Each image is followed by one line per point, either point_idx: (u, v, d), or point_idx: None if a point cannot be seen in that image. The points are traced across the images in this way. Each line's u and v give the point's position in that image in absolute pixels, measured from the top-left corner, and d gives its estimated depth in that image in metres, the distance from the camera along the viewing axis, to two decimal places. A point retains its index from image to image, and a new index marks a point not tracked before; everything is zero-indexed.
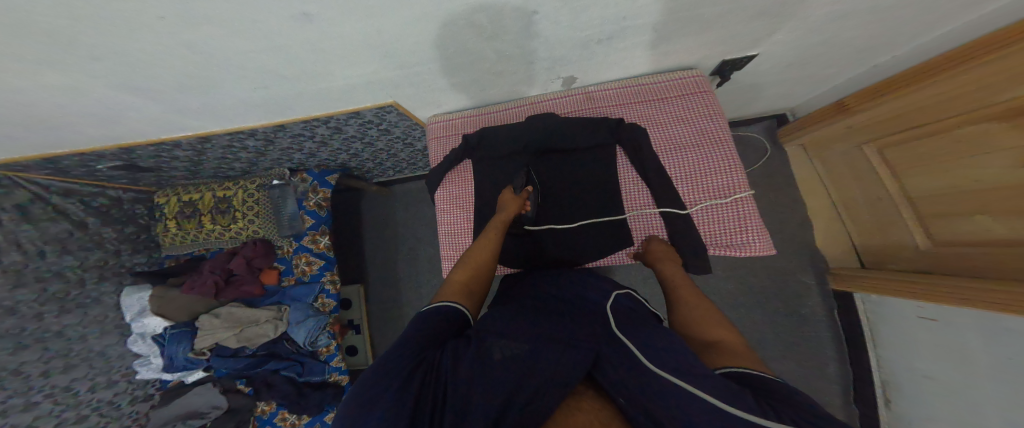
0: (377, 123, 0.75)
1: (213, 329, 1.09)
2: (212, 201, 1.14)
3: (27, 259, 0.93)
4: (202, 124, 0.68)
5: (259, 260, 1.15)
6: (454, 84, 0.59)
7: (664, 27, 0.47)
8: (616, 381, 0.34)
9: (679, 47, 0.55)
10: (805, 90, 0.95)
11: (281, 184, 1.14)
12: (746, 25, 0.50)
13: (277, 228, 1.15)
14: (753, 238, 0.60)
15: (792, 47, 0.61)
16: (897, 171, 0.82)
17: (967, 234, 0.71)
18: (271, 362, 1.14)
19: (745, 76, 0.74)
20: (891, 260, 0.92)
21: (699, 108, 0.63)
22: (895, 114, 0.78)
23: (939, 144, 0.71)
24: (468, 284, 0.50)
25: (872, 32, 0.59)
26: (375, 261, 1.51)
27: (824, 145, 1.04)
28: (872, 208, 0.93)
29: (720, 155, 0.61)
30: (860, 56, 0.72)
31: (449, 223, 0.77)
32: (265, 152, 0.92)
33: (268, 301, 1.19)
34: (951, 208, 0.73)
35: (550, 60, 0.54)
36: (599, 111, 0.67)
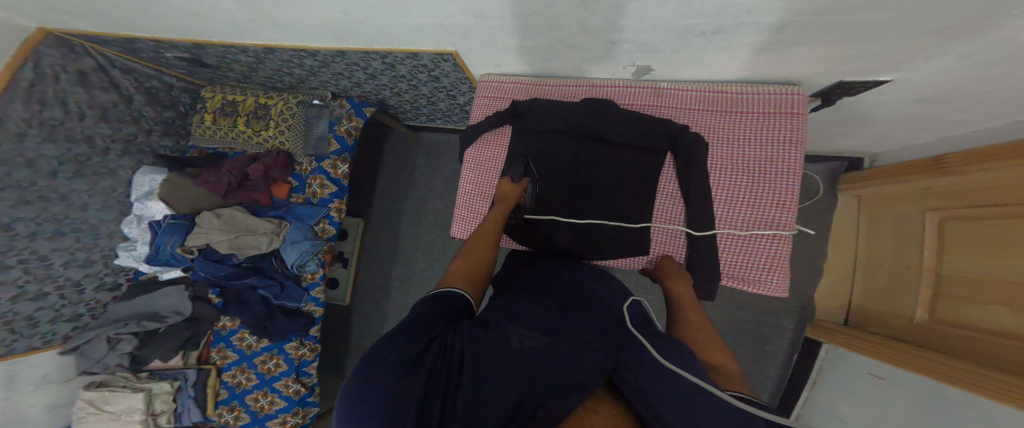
0: (431, 69, 0.72)
1: (210, 230, 1.11)
2: (252, 107, 1.15)
3: (67, 118, 0.98)
4: (276, 37, 0.67)
5: (276, 171, 1.17)
6: (522, 47, 0.55)
7: (786, 30, 0.42)
8: (635, 387, 0.30)
9: (791, 57, 0.49)
10: (894, 136, 0.86)
11: (320, 105, 1.15)
12: (888, 45, 0.43)
13: (303, 144, 1.17)
14: (774, 277, 0.58)
15: (911, 86, 0.54)
16: (943, 246, 0.75)
17: (959, 318, 0.68)
18: (251, 276, 1.17)
19: (858, 103, 0.65)
20: (875, 324, 0.91)
21: (777, 132, 0.57)
22: (972, 186, 0.69)
23: (989, 225, 0.63)
24: (470, 275, 0.49)
25: (1005, 94, 0.51)
26: (387, 203, 1.53)
27: (882, 202, 0.96)
28: (892, 274, 0.88)
29: (778, 187, 0.57)
30: (974, 115, 0.64)
31: (471, 185, 0.76)
32: (316, 72, 0.90)
33: (272, 213, 1.22)
34: (964, 291, 0.67)
35: (635, 44, 0.49)
36: (662, 111, 0.63)
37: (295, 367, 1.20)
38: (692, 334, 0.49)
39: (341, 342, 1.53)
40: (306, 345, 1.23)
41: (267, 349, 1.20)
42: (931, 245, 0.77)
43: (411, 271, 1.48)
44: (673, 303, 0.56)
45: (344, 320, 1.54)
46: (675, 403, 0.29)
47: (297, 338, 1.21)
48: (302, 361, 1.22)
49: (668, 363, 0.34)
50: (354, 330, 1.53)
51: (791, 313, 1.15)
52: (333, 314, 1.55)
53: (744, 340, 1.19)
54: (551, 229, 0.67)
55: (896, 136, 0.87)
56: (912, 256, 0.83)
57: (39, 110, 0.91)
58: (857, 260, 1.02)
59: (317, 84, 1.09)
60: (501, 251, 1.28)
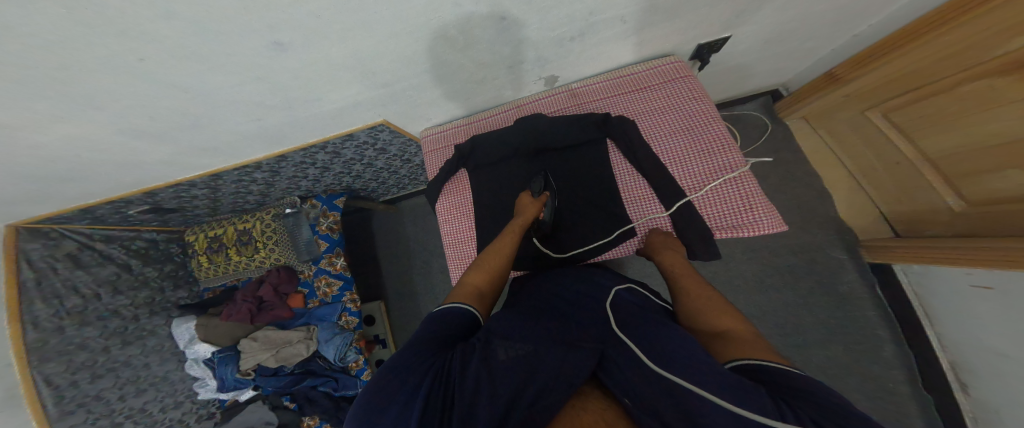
0: (372, 143, 0.77)
1: (253, 351, 1.12)
2: (236, 235, 1.18)
3: (86, 301, 0.99)
4: (211, 162, 0.71)
5: (286, 285, 1.19)
6: (441, 96, 0.60)
7: (635, 18, 0.48)
8: (623, 381, 0.33)
9: (655, 36, 0.56)
10: (795, 65, 0.95)
11: (294, 212, 1.18)
12: (712, 9, 0.50)
13: (296, 253, 1.18)
14: (760, 215, 0.58)
15: (767, 26, 0.61)
16: (908, 133, 0.82)
17: (996, 191, 0.68)
18: (307, 379, 1.15)
19: (726, 57, 0.73)
20: (927, 226, 0.87)
21: (682, 93, 0.63)
22: (887, 80, 0.79)
23: (945, 102, 0.70)
24: (479, 288, 0.51)
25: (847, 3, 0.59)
26: (391, 278, 1.53)
27: (828, 116, 1.04)
28: (892, 174, 0.92)
29: (710, 136, 0.61)
30: (837, 27, 0.73)
31: (452, 234, 0.76)
32: (273, 182, 0.95)
33: (298, 323, 1.21)
34: (977, 166, 0.70)
35: (538, 62, 0.55)
36: (584, 107, 0.68)
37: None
38: (688, 299, 0.49)
39: None
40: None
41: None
42: (896, 136, 0.84)
43: None
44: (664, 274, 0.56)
45: None
46: (664, 390, 0.30)
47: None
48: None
49: (662, 367, 0.33)
50: None
51: (835, 241, 1.09)
52: None
53: (804, 292, 1.09)
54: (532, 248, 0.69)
55: (806, 61, 0.94)
56: (893, 153, 0.88)
57: (59, 303, 0.93)
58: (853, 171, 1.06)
59: (282, 193, 1.14)
60: None
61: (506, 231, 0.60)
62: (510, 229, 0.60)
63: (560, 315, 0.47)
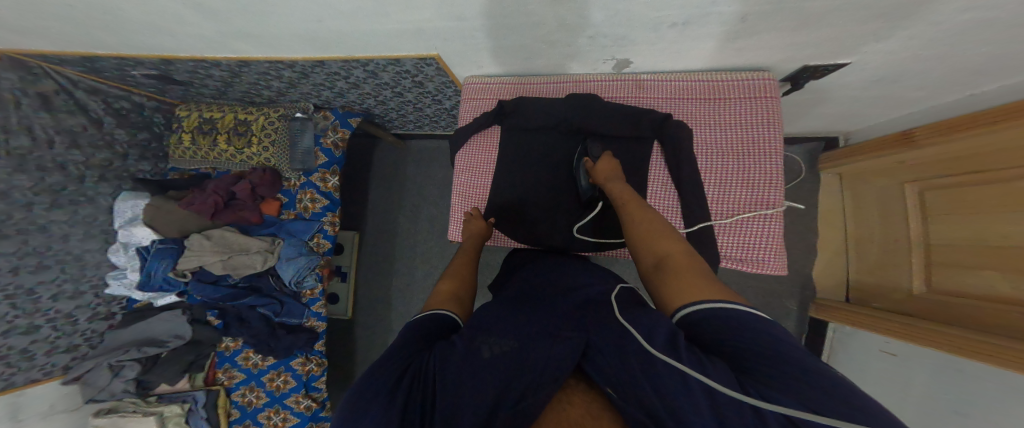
0: (414, 74, 0.72)
1: (201, 251, 1.07)
2: (231, 123, 1.10)
3: (35, 146, 0.93)
4: (246, 48, 0.66)
5: (264, 189, 1.11)
6: (506, 47, 0.56)
7: (752, 19, 0.43)
8: (606, 372, 0.33)
9: (760, 43, 0.50)
10: (872, 113, 0.89)
11: (304, 117, 1.11)
12: (850, 27, 0.44)
13: (289, 159, 1.12)
14: (770, 256, 0.60)
15: (884, 61, 0.55)
16: (928, 214, 0.83)
17: (969, 287, 0.73)
18: (248, 296, 1.14)
19: (823, 86, 0.68)
20: (875, 299, 0.98)
21: (756, 115, 0.59)
22: (956, 156, 0.76)
23: (980, 194, 0.70)
24: (456, 294, 0.52)
25: (977, 59, 0.53)
26: (376, 213, 1.52)
27: (865, 179, 1.02)
28: (883, 248, 0.96)
29: (761, 168, 0.59)
30: (942, 85, 0.67)
31: (463, 191, 0.75)
32: (294, 84, 0.89)
33: (265, 231, 1.18)
34: (962, 260, 0.74)
35: (611, 38, 0.50)
36: (647, 101, 0.64)
37: (304, 383, 1.20)
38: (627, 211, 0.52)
39: (349, 354, 1.53)
40: (312, 360, 1.21)
41: (274, 366, 1.18)
42: (915, 212, 0.86)
43: (412, 277, 1.47)
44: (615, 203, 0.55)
45: (351, 331, 1.54)
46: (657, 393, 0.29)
47: (303, 354, 1.19)
48: (311, 376, 1.21)
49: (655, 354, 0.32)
50: (361, 342, 1.53)
51: (794, 294, 1.18)
52: (339, 327, 1.56)
53: None
54: (547, 225, 0.68)
55: (890, 112, 0.89)
56: (899, 229, 0.91)
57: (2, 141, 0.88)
58: (847, 234, 1.09)
59: (298, 95, 1.05)
60: (496, 251, 1.29)
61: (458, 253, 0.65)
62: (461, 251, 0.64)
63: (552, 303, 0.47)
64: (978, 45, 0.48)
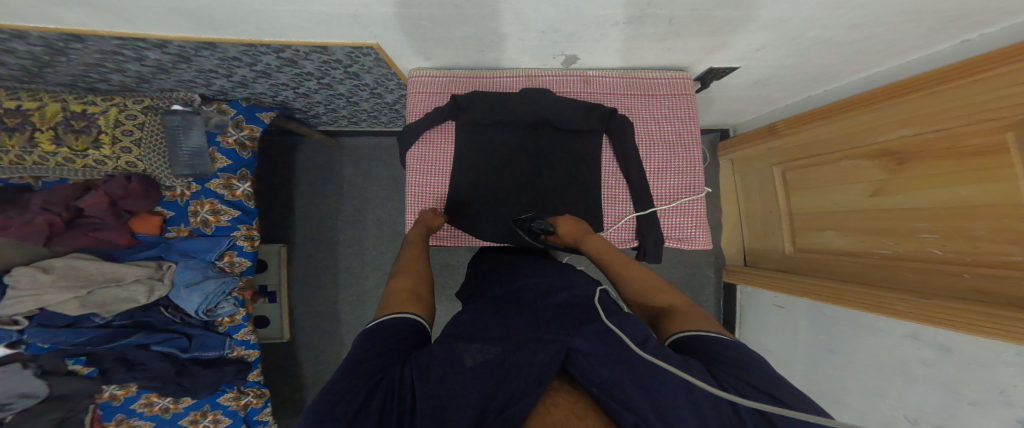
0: (345, 64, 0.66)
1: (40, 288, 0.79)
2: (59, 116, 0.75)
3: None
4: (81, 21, 0.52)
5: (132, 201, 0.86)
6: (456, 38, 0.55)
7: (680, 23, 0.49)
8: (588, 369, 0.34)
9: (679, 45, 0.58)
10: (755, 110, 1.09)
11: (186, 110, 0.88)
12: (747, 36, 0.53)
13: (171, 164, 0.88)
14: (699, 233, 0.70)
15: (767, 66, 0.68)
16: (790, 189, 1.06)
17: (824, 245, 0.96)
18: (135, 335, 0.89)
19: (718, 87, 0.81)
20: (764, 260, 1.21)
21: (680, 110, 0.68)
22: (805, 144, 0.96)
23: (824, 172, 0.93)
24: (415, 292, 0.49)
25: (828, 65, 0.68)
26: (307, 223, 1.35)
27: (748, 163, 1.24)
28: (764, 217, 1.19)
29: (689, 156, 0.68)
30: (805, 87, 0.84)
31: (418, 191, 0.70)
32: (170, 69, 0.72)
33: (143, 255, 0.95)
34: (819, 224, 0.96)
35: (561, 34, 0.53)
36: (595, 96, 0.69)
37: (243, 418, 1.06)
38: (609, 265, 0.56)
39: (288, 387, 1.34)
40: (248, 393, 1.06)
41: (195, 407, 1.00)
42: (783, 191, 1.09)
43: (359, 291, 1.34)
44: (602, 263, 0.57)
45: (286, 361, 1.34)
46: (644, 392, 0.30)
47: (233, 388, 1.03)
48: (250, 410, 1.07)
49: (640, 350, 0.35)
50: (301, 372, 1.34)
51: (710, 263, 1.38)
52: (270, 357, 1.34)
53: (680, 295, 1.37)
54: (510, 221, 0.68)
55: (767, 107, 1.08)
56: (773, 202, 1.14)
57: None
58: (740, 210, 1.31)
59: (175, 83, 0.83)
60: (451, 252, 1.26)
61: (407, 243, 0.61)
62: (410, 241, 0.61)
63: (531, 304, 0.47)
64: (825, 53, 0.62)
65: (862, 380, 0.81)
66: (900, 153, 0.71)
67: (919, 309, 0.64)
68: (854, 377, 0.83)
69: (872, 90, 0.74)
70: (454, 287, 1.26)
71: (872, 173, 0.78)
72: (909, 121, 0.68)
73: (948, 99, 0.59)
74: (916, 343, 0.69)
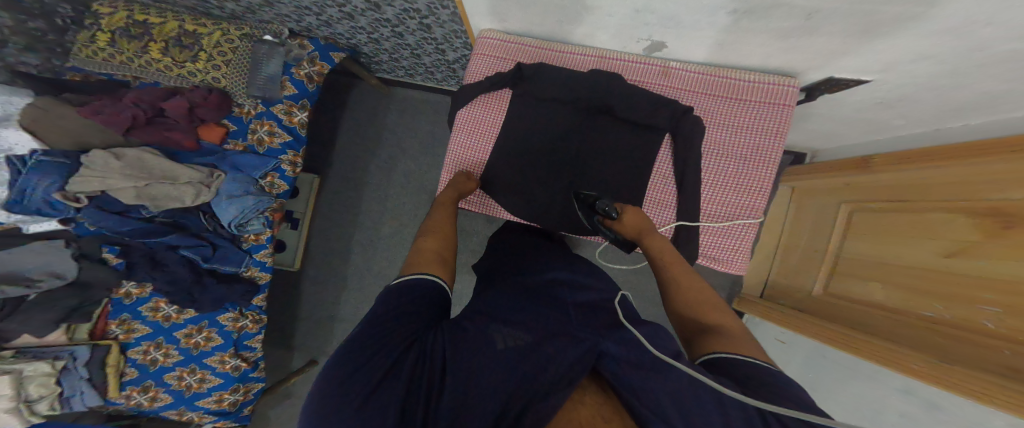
0: (421, 13, 0.64)
1: (107, 172, 0.87)
2: (174, 32, 0.90)
3: None
4: None
5: (206, 111, 0.95)
6: (546, 5, 0.51)
7: (821, 19, 0.42)
8: (619, 375, 0.33)
9: (804, 45, 0.50)
10: (848, 134, 0.97)
11: (273, 42, 0.96)
12: (901, 46, 0.45)
13: (247, 83, 0.95)
14: (739, 259, 0.65)
15: (896, 86, 0.58)
16: (849, 232, 0.96)
17: (855, 294, 0.88)
18: (169, 236, 0.97)
19: (832, 101, 0.72)
20: (783, 296, 1.13)
21: (768, 121, 0.61)
22: (899, 183, 0.85)
23: (899, 221, 0.82)
24: (442, 255, 0.49)
25: (964, 102, 0.58)
26: (345, 165, 1.40)
27: (812, 193, 1.13)
28: (803, 255, 1.10)
29: (761, 175, 0.62)
30: (925, 118, 0.72)
31: (459, 155, 0.70)
32: (272, 1, 0.75)
33: (199, 160, 1.01)
34: (860, 271, 0.88)
35: (662, 18, 0.48)
36: (671, 90, 0.63)
37: (234, 341, 1.11)
38: (669, 268, 0.53)
39: (300, 309, 1.46)
40: (247, 316, 1.13)
41: (194, 321, 1.07)
42: (840, 230, 0.98)
43: (381, 239, 1.41)
44: (656, 261, 0.55)
45: (298, 287, 1.46)
46: (672, 406, 0.30)
47: (235, 309, 1.11)
48: (243, 334, 1.13)
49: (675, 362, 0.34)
50: (314, 300, 1.46)
51: (733, 288, 1.31)
52: (290, 279, 1.46)
53: None
54: (543, 204, 0.67)
55: (860, 136, 0.96)
56: (821, 241, 1.04)
57: None
58: (779, 240, 1.22)
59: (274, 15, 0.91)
60: (472, 221, 1.28)
61: (437, 204, 0.61)
62: (439, 203, 0.61)
63: (557, 295, 0.47)
64: (961, 88, 0.52)
65: None
66: (1011, 217, 0.58)
67: (929, 369, 0.60)
68: None
69: (987, 140, 0.64)
70: (465, 254, 1.28)
71: (959, 234, 0.67)
72: (1013, 182, 0.59)
73: None
74: (906, 397, 0.67)
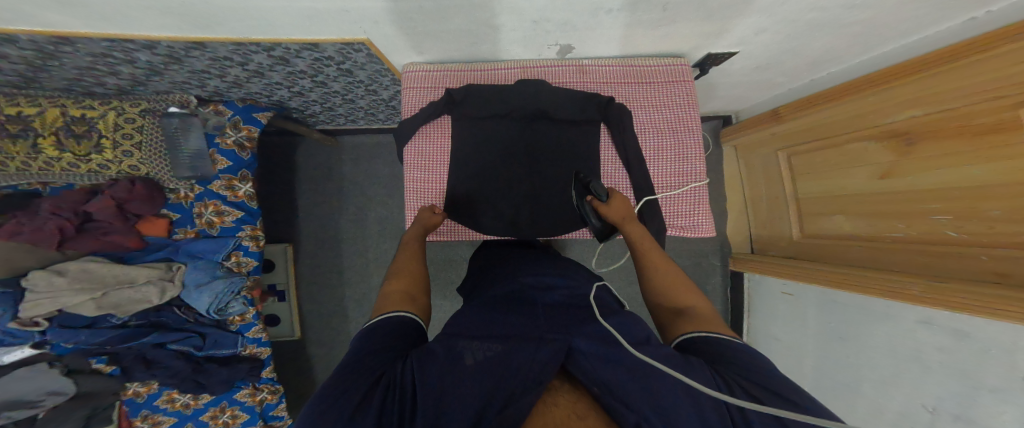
0: (338, 60, 0.66)
1: (55, 292, 0.81)
2: (60, 122, 0.76)
3: None
4: (70, 23, 0.51)
5: (137, 204, 0.87)
6: (445, 28, 0.53)
7: (672, 8, 0.48)
8: (588, 369, 0.34)
9: (676, 31, 0.57)
10: (757, 95, 1.07)
11: (182, 113, 0.88)
12: (745, 19, 0.52)
13: (174, 165, 0.89)
14: (702, 220, 0.70)
15: (766, 51, 0.66)
16: (796, 174, 1.04)
17: (830, 232, 0.95)
18: (150, 334, 0.93)
19: (716, 74, 0.80)
20: (772, 247, 1.19)
21: (678, 97, 0.67)
22: (807, 126, 0.95)
23: (831, 155, 0.90)
24: (410, 293, 0.49)
25: (836, 45, 0.66)
26: (310, 223, 1.36)
27: (751, 149, 1.22)
28: (771, 205, 1.18)
29: (692, 142, 0.68)
30: (811, 69, 0.82)
31: (417, 188, 0.71)
32: (160, 71, 0.73)
33: (154, 257, 0.97)
34: (825, 209, 0.95)
35: (554, 23, 0.52)
36: (590, 86, 0.68)
37: (259, 414, 1.08)
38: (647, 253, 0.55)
39: (298, 382, 1.37)
40: (263, 389, 1.08)
41: (212, 403, 1.03)
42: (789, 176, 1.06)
43: (365, 288, 1.36)
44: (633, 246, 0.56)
45: (293, 359, 1.38)
46: (647, 398, 0.31)
47: (247, 385, 1.05)
48: (266, 406, 1.09)
49: (640, 352, 0.36)
50: (310, 368, 1.37)
51: (715, 251, 1.37)
52: (280, 355, 1.38)
53: None
54: (509, 214, 0.69)
55: (761, 95, 1.07)
56: (778, 188, 1.13)
57: None
58: (745, 196, 1.30)
59: (170, 86, 0.84)
60: (455, 248, 1.27)
61: (405, 242, 0.61)
62: (408, 240, 0.61)
63: (534, 301, 0.48)
64: (824, 34, 0.60)
65: (870, 370, 0.80)
66: (909, 134, 0.70)
67: (943, 293, 0.61)
68: (865, 366, 0.82)
69: (879, 71, 0.72)
70: (456, 283, 1.27)
71: (880, 156, 0.76)
72: (921, 100, 0.65)
73: (960, 77, 0.57)
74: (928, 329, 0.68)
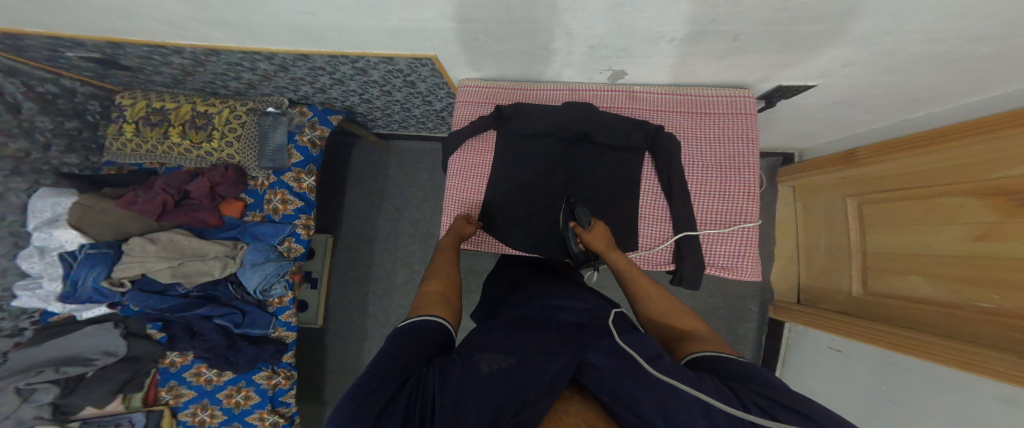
0: (406, 74, 0.71)
1: (144, 256, 0.94)
2: (189, 115, 0.96)
3: None
4: (218, 37, 0.63)
5: (225, 188, 1.00)
6: (508, 51, 0.56)
7: (749, 38, 0.46)
8: (599, 380, 0.33)
9: (744, 62, 0.54)
10: (826, 133, 0.99)
11: (276, 112, 1.01)
12: (833, 49, 0.48)
13: (258, 155, 1.02)
14: (748, 264, 0.64)
15: (849, 84, 0.61)
16: (866, 226, 0.94)
17: (901, 290, 0.83)
18: (204, 307, 1.02)
19: (787, 105, 0.74)
20: (822, 300, 1.06)
21: (737, 130, 0.64)
22: (891, 173, 0.86)
23: (913, 208, 0.80)
24: (446, 297, 0.50)
25: (928, 85, 0.60)
26: (351, 217, 1.45)
27: (813, 191, 1.12)
28: (828, 256, 1.06)
29: (744, 180, 0.63)
30: (899, 108, 0.74)
31: (456, 196, 0.73)
32: (273, 78, 0.83)
33: (223, 235, 1.07)
34: (898, 267, 0.84)
35: (611, 49, 0.52)
36: (641, 112, 0.67)
37: (270, 398, 1.09)
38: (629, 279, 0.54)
39: (317, 366, 1.43)
40: (279, 373, 1.11)
41: (232, 382, 1.06)
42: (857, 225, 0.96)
43: (392, 285, 1.41)
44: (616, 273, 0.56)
45: (315, 344, 1.45)
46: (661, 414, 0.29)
47: (268, 366, 1.09)
48: (278, 390, 1.11)
49: (651, 366, 0.33)
50: (330, 354, 1.44)
51: (757, 296, 1.25)
52: (305, 337, 1.45)
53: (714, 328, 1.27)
54: (540, 233, 0.68)
55: (835, 132, 0.98)
56: (841, 238, 1.01)
57: None
58: (798, 247, 1.18)
59: (272, 89, 0.96)
60: (480, 258, 1.28)
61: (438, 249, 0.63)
62: (442, 246, 0.63)
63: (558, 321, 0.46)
64: (919, 74, 0.55)
65: None
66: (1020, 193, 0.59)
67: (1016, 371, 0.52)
68: None
69: (990, 116, 0.63)
70: (476, 293, 1.28)
71: (980, 214, 0.66)
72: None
73: None
74: None
